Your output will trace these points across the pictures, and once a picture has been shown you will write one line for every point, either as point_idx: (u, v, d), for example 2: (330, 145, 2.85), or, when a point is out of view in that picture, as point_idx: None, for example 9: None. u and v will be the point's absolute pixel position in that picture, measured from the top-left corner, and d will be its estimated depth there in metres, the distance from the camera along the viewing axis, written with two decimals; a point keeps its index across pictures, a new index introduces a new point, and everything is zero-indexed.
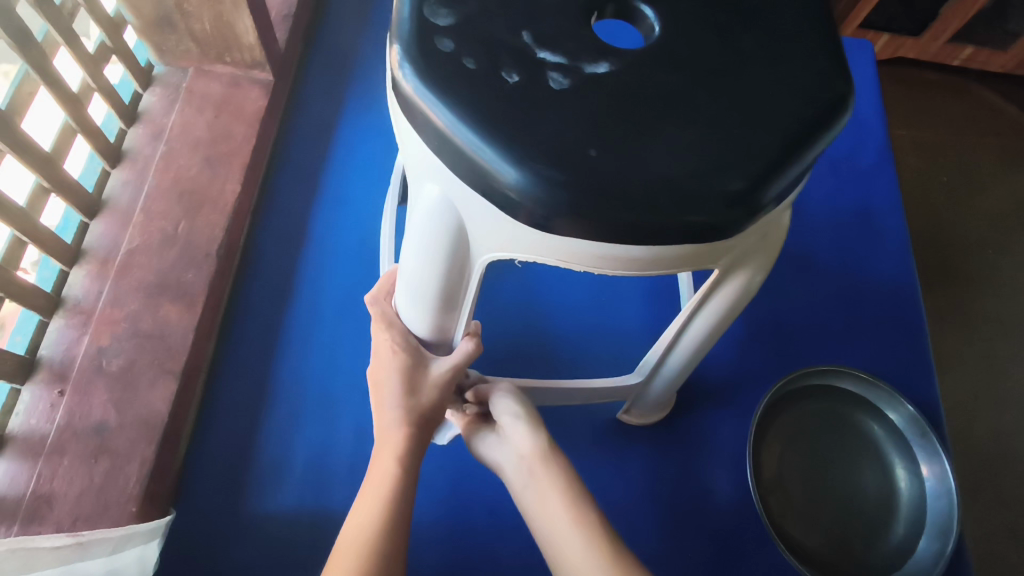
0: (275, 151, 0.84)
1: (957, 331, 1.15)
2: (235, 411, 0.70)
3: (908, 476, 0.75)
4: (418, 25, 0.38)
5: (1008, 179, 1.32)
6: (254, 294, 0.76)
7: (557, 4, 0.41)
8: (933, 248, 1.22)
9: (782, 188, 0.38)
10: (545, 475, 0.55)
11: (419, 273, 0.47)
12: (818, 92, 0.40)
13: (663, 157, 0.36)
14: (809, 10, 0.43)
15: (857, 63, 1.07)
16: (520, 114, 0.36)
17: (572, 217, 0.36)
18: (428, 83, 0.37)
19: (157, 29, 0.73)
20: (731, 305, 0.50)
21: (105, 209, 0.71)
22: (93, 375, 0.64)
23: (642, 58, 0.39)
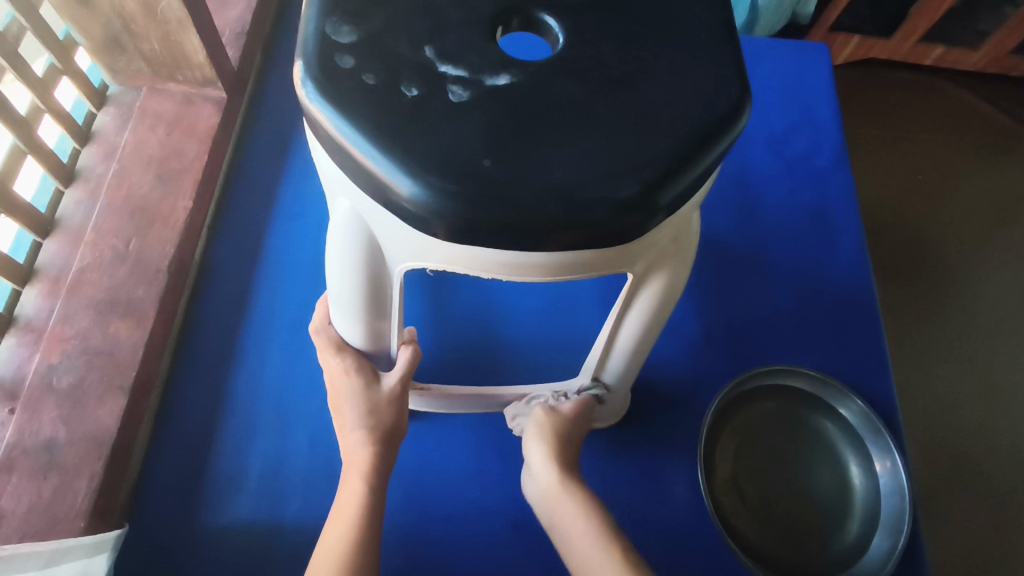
0: (230, 167, 0.85)
1: (925, 325, 1.16)
2: (189, 425, 0.71)
3: (862, 473, 0.75)
4: (321, 43, 0.40)
5: (975, 175, 1.34)
6: (208, 308, 0.77)
7: (462, 18, 0.42)
8: (900, 246, 1.24)
9: (679, 191, 0.39)
10: (566, 508, 0.57)
11: (341, 283, 0.48)
12: (715, 98, 0.41)
13: (556, 166, 0.37)
14: (713, 19, 0.45)
15: (811, 65, 1.08)
16: (417, 128, 0.37)
17: (467, 225, 0.37)
18: (329, 99, 0.38)
19: (108, 51, 0.75)
20: (655, 308, 0.51)
21: (58, 228, 0.72)
22: (43, 392, 0.64)
23: (542, 69, 0.40)
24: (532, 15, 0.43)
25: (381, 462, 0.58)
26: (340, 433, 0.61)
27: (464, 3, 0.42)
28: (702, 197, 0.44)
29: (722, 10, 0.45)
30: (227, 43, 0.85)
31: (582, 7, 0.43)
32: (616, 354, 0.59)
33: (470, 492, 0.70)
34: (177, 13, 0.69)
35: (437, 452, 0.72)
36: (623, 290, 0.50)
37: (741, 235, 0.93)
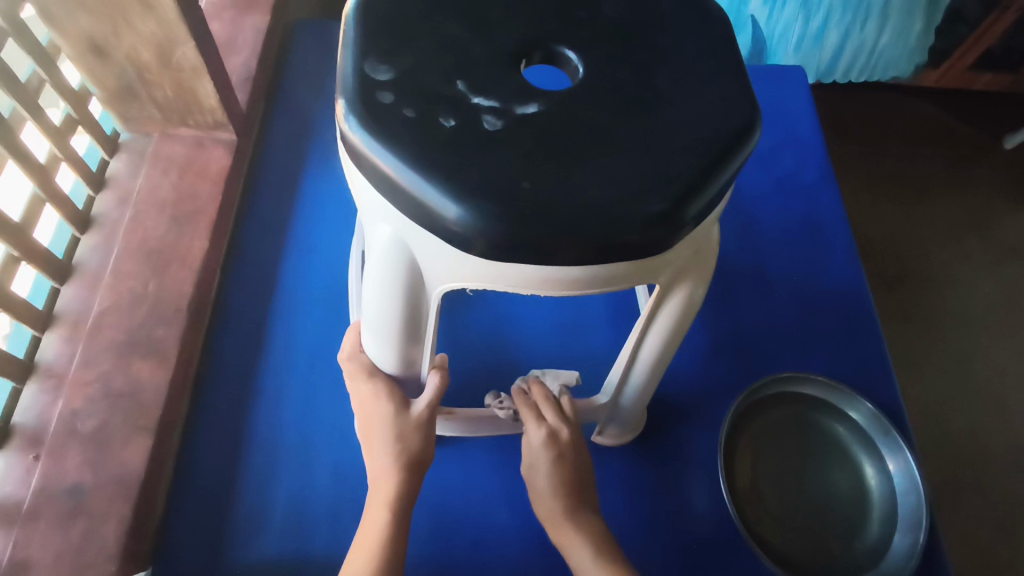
0: (241, 208, 0.87)
1: (917, 331, 1.29)
2: (211, 463, 0.71)
3: (877, 473, 0.77)
4: (361, 81, 0.42)
5: (951, 186, 1.47)
6: (225, 345, 0.78)
7: (489, 53, 0.45)
8: (885, 257, 1.36)
9: (704, 205, 0.41)
10: (567, 532, 0.60)
11: (378, 307, 0.49)
12: (729, 118, 0.44)
13: (589, 185, 0.39)
14: (718, 45, 0.48)
15: (791, 87, 1.14)
16: (456, 155, 0.39)
17: (510, 243, 0.38)
18: (373, 132, 0.40)
19: (121, 99, 0.76)
20: (678, 319, 0.53)
21: (75, 273, 0.73)
22: (67, 437, 0.64)
23: (567, 98, 0.43)
24: (553, 49, 0.46)
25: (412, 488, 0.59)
26: (368, 458, 0.61)
27: (489, 41, 0.45)
28: (719, 211, 0.47)
29: (726, 38, 0.49)
30: (235, 87, 0.88)
31: (597, 40, 0.46)
32: (639, 369, 0.61)
33: (498, 515, 0.71)
34: (191, 62, 0.72)
35: (462, 477, 0.73)
36: (647, 301, 0.53)
37: (738, 250, 0.97)
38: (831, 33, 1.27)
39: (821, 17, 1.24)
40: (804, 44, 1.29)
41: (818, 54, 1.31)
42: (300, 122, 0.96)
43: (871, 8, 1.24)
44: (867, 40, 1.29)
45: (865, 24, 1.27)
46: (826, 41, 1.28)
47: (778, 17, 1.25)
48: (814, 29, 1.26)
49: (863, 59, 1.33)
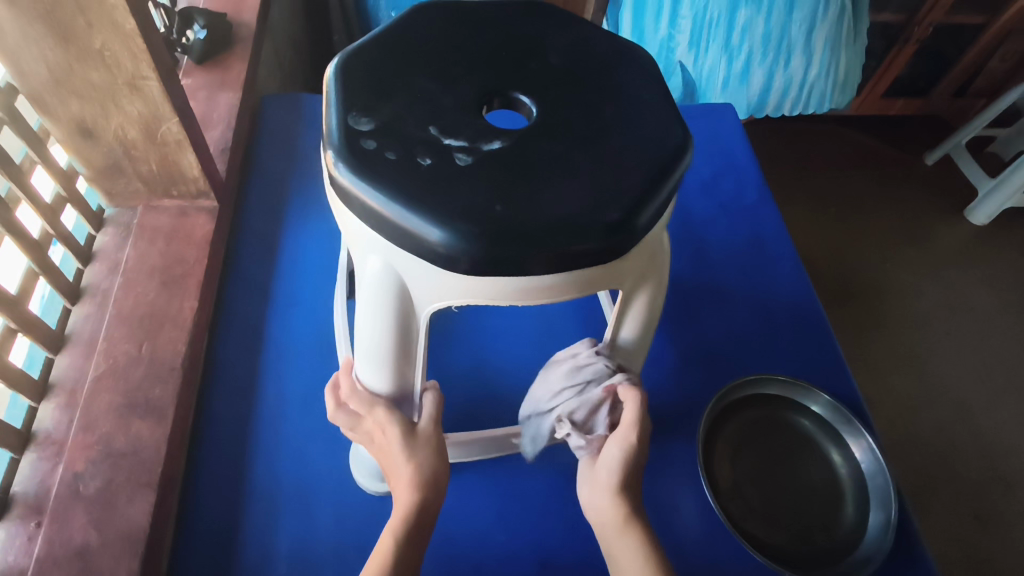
0: (225, 272, 0.92)
1: (877, 336, 1.51)
2: (211, 516, 0.73)
3: (844, 459, 0.83)
4: (346, 132, 0.48)
5: (881, 199, 1.82)
6: (218, 402, 0.81)
7: (455, 102, 0.52)
8: (840, 269, 1.63)
9: (652, 212, 0.48)
10: (623, 543, 0.57)
11: (373, 332, 0.53)
12: (665, 140, 0.51)
13: (553, 203, 0.46)
14: (650, 82, 0.56)
15: (723, 125, 1.28)
16: (436, 187, 0.46)
17: (489, 258, 0.44)
18: (362, 173, 0.46)
19: (107, 176, 0.81)
20: (643, 322, 0.59)
21: (69, 342, 0.75)
22: (71, 500, 0.65)
23: (526, 134, 0.50)
24: (509, 95, 0.53)
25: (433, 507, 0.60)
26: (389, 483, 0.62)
27: (454, 92, 0.52)
28: (665, 220, 0.54)
29: (656, 77, 0.57)
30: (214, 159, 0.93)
31: (545, 85, 0.54)
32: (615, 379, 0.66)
33: (496, 539, 0.73)
34: (176, 135, 0.77)
35: (458, 505, 0.76)
36: (613, 307, 0.59)
37: (694, 270, 1.05)
38: (756, 71, 1.43)
39: (743, 59, 1.42)
40: (730, 83, 1.46)
41: (746, 92, 1.47)
42: (274, 188, 1.02)
43: (792, 46, 1.40)
44: (794, 75, 1.44)
45: (789, 61, 1.42)
46: (753, 78, 1.44)
47: (702, 62, 1.44)
48: (740, 69, 1.43)
49: (795, 91, 1.47)
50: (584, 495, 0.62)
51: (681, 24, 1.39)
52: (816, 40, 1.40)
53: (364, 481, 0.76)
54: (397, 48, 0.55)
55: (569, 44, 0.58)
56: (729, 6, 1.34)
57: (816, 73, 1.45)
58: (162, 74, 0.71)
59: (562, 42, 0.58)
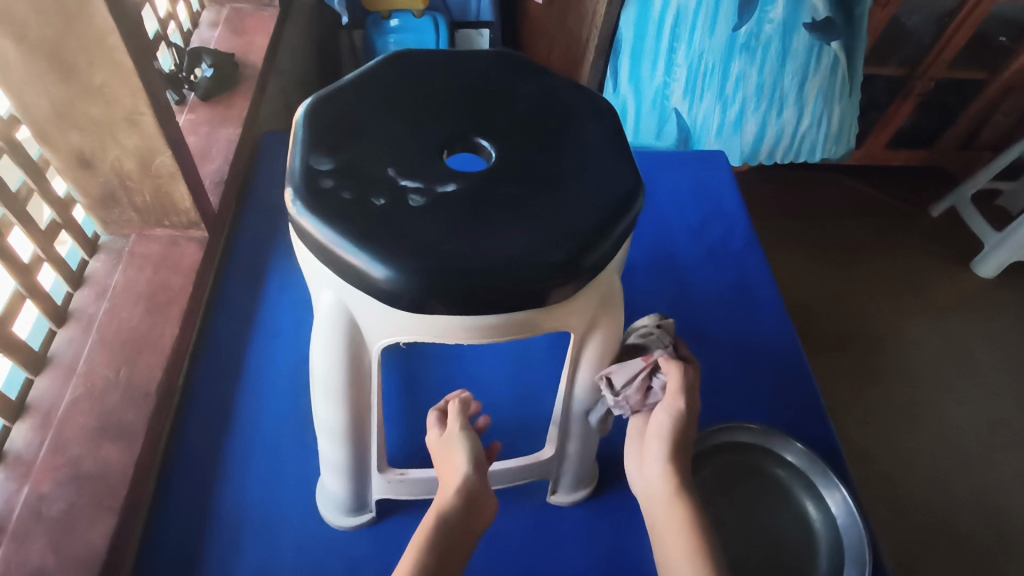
0: (211, 301, 0.94)
1: (879, 388, 1.48)
2: (172, 545, 0.73)
3: (820, 511, 0.81)
4: (307, 171, 0.50)
5: (886, 249, 1.83)
6: (192, 429, 0.82)
7: (417, 145, 0.54)
8: (841, 320, 1.62)
9: (598, 256, 0.49)
10: (670, 517, 0.55)
11: (326, 364, 0.55)
12: (619, 186, 0.52)
13: (498, 245, 0.47)
14: (610, 131, 0.58)
15: (714, 172, 1.29)
16: (386, 226, 0.47)
17: (431, 296, 0.45)
18: (318, 211, 0.48)
19: (103, 205, 0.85)
20: (598, 360, 0.60)
21: (50, 364, 0.77)
22: (33, 521, 0.66)
23: (480, 178, 0.52)
24: (470, 139, 0.55)
25: (486, 510, 0.57)
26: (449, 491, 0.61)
27: (417, 136, 0.54)
28: (617, 265, 0.55)
29: (617, 126, 0.59)
30: (208, 191, 0.96)
31: (507, 131, 0.56)
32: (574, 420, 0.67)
33: None
34: (169, 167, 0.80)
35: None
36: (569, 346, 0.59)
37: (676, 316, 1.06)
38: (749, 120, 1.48)
39: (737, 107, 1.46)
40: (724, 131, 1.51)
41: (740, 141, 1.52)
42: (268, 221, 1.05)
43: (784, 97, 1.45)
44: (786, 125, 1.49)
45: (782, 112, 1.47)
46: (747, 126, 1.49)
47: (697, 110, 1.48)
48: (734, 117, 1.48)
49: (787, 141, 1.52)
50: (631, 474, 0.61)
51: (677, 71, 1.44)
52: (808, 93, 1.45)
53: (327, 514, 0.76)
54: (368, 92, 0.58)
55: (536, 92, 0.60)
56: (723, 57, 1.39)
57: (807, 124, 1.50)
58: (157, 110, 0.75)
59: (530, 90, 0.60)
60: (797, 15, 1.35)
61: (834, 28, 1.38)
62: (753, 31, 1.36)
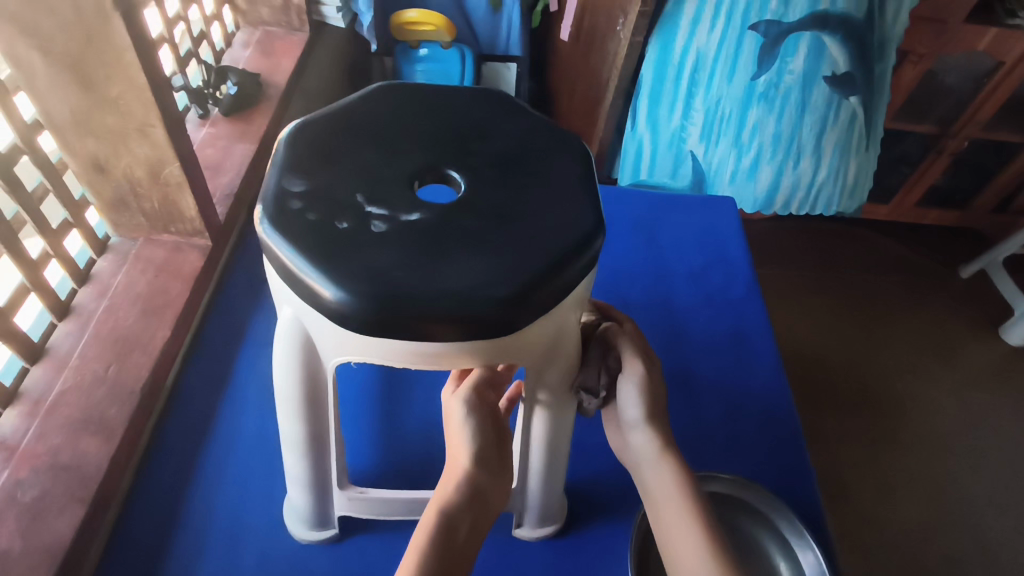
0: (208, 308, 0.97)
1: (888, 451, 1.45)
2: (138, 542, 0.75)
3: (790, 570, 0.79)
4: (278, 191, 0.53)
5: (910, 309, 1.79)
6: (174, 430, 0.84)
7: (389, 174, 0.56)
8: (856, 379, 1.59)
9: (548, 294, 0.50)
10: (661, 474, 0.64)
11: (284, 376, 0.57)
12: (578, 227, 0.53)
13: (448, 276, 0.49)
14: (581, 173, 0.59)
15: (722, 217, 1.30)
16: (342, 249, 0.49)
17: (377, 319, 0.47)
18: (281, 230, 0.50)
19: (115, 209, 0.89)
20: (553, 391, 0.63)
21: (46, 355, 0.81)
22: (6, 505, 0.69)
23: (443, 210, 0.53)
24: (442, 171, 0.57)
25: (487, 508, 0.60)
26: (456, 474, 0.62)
27: (391, 165, 0.57)
28: (574, 304, 0.56)
29: (588, 169, 0.60)
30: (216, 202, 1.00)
31: (478, 166, 0.58)
32: (534, 449, 0.69)
33: None
34: (177, 177, 0.84)
35: (383, 564, 0.76)
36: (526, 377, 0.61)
37: (666, 360, 1.06)
38: (765, 168, 1.47)
39: (752, 154, 1.45)
40: (738, 177, 1.49)
41: (753, 189, 1.50)
42: None
43: (801, 149, 1.44)
44: (802, 176, 1.47)
45: (798, 162, 1.46)
46: (761, 176, 1.48)
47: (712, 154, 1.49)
48: (749, 166, 1.47)
49: (802, 192, 1.50)
50: (616, 442, 0.72)
51: (693, 116, 1.46)
52: (825, 145, 1.44)
53: (293, 526, 0.77)
54: (353, 120, 0.60)
55: (516, 131, 0.62)
56: (741, 105, 1.40)
57: (824, 176, 1.48)
58: (168, 123, 0.79)
59: (510, 128, 0.62)
60: (816, 66, 1.35)
61: (853, 83, 1.38)
62: (772, 81, 1.37)
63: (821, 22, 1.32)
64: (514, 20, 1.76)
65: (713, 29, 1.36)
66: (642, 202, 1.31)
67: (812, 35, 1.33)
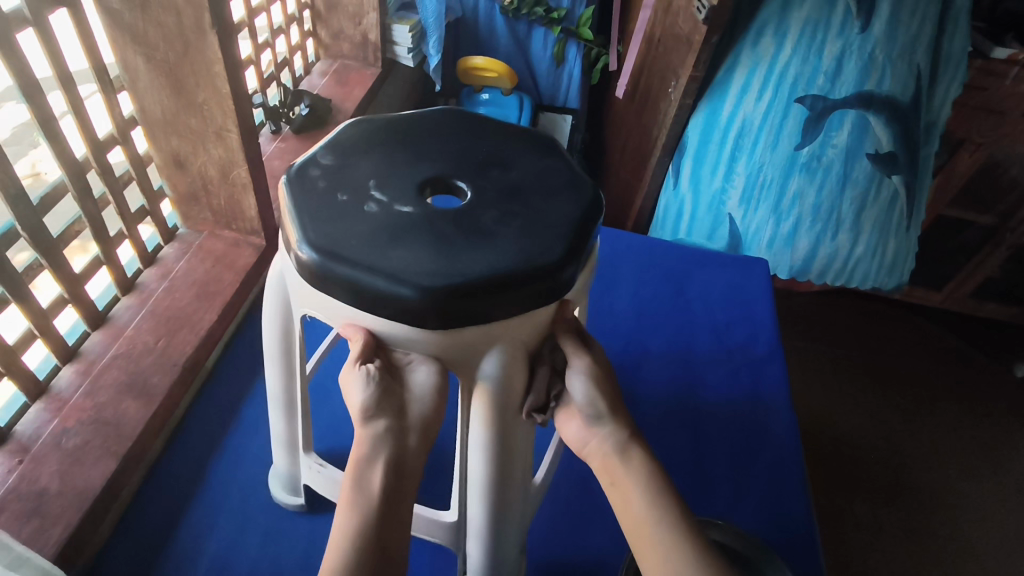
0: (255, 300, 1.06)
1: (910, 545, 1.39)
2: (159, 505, 0.80)
3: None
4: (310, 159, 0.66)
5: (954, 401, 1.73)
6: (205, 407, 0.91)
7: (405, 173, 0.66)
8: (887, 465, 1.54)
9: (475, 296, 0.56)
10: (631, 467, 0.67)
11: (269, 325, 0.70)
12: (539, 256, 0.59)
13: (396, 256, 0.57)
14: (573, 216, 0.63)
15: (755, 277, 1.31)
16: (328, 214, 0.61)
17: (325, 273, 0.58)
18: (293, 186, 0.63)
19: (186, 202, 0.99)
20: (488, 416, 0.64)
21: (106, 323, 0.90)
22: (50, 450, 0.76)
23: (430, 210, 0.62)
24: (449, 181, 0.66)
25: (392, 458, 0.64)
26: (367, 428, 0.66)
27: (409, 169, 0.66)
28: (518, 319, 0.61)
29: (586, 215, 0.64)
30: (275, 206, 1.09)
31: (486, 185, 0.66)
32: (473, 500, 0.71)
33: None
34: (243, 180, 0.94)
35: None
36: (462, 395, 0.66)
37: (678, 409, 1.08)
38: (802, 237, 1.49)
39: (791, 222, 1.48)
40: (775, 243, 1.53)
41: (790, 255, 1.53)
42: None
43: (840, 221, 1.46)
44: (839, 248, 1.50)
45: (836, 236, 1.48)
46: (799, 243, 1.51)
47: (751, 219, 1.52)
48: (787, 232, 1.50)
49: (839, 264, 1.53)
50: (574, 433, 0.70)
51: (735, 179, 1.50)
52: (864, 221, 1.46)
53: (275, 492, 0.82)
54: (402, 128, 0.72)
55: (537, 170, 0.69)
56: (783, 173, 1.43)
57: (862, 251, 1.50)
58: (242, 130, 0.88)
59: (532, 167, 0.69)
60: (860, 143, 1.38)
61: (897, 162, 1.41)
62: (816, 152, 1.39)
63: (867, 102, 1.34)
64: (574, 73, 1.89)
65: (759, 99, 1.41)
66: (675, 253, 1.35)
67: (858, 113, 1.35)
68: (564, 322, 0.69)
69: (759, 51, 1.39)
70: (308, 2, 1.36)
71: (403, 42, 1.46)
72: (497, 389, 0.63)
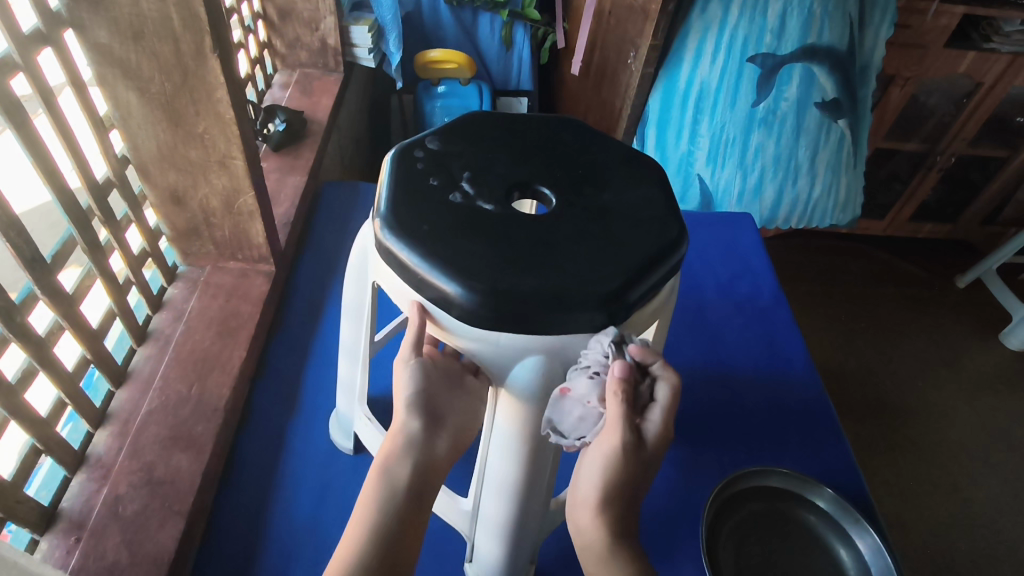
0: (274, 329, 1.02)
1: (907, 457, 1.50)
2: (227, 557, 0.77)
3: (852, 557, 0.82)
4: (418, 139, 0.71)
5: (917, 319, 1.86)
6: (248, 447, 0.87)
7: (500, 176, 0.67)
8: (872, 388, 1.65)
9: (523, 294, 0.56)
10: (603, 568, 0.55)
11: (355, 284, 0.76)
12: (603, 285, 0.58)
13: (453, 248, 0.59)
14: (648, 244, 0.62)
15: (743, 231, 1.37)
16: (411, 196, 0.64)
17: (388, 244, 0.61)
18: (396, 161, 0.67)
19: (185, 238, 0.94)
20: (510, 419, 0.63)
21: (129, 378, 0.84)
22: (109, 521, 0.71)
23: (510, 216, 0.63)
24: (535, 189, 0.67)
25: (421, 462, 0.60)
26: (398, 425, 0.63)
27: (500, 173, 0.68)
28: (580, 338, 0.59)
29: (663, 247, 0.62)
30: (277, 230, 1.05)
31: (572, 198, 0.66)
32: (494, 496, 0.70)
33: None
34: (249, 208, 0.89)
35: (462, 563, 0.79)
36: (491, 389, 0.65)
37: (703, 366, 1.11)
38: (768, 188, 1.55)
39: (757, 175, 1.53)
40: (744, 197, 1.56)
41: (759, 206, 1.58)
42: (319, 261, 1.14)
43: (799, 168, 1.52)
44: (800, 193, 1.56)
45: (796, 181, 1.54)
46: (765, 194, 1.56)
47: (719, 176, 1.55)
48: (753, 183, 1.54)
49: (801, 206, 1.59)
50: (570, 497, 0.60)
51: (700, 141, 1.53)
52: (819, 164, 1.53)
53: (336, 437, 0.89)
54: (510, 128, 0.75)
55: (633, 194, 0.68)
56: (744, 129, 1.48)
57: (820, 192, 1.57)
58: (247, 155, 0.84)
59: (626, 187, 0.69)
60: (808, 94, 1.44)
61: (841, 107, 1.48)
62: (772, 106, 1.45)
63: (811, 54, 1.40)
64: (524, 55, 1.88)
65: (714, 62, 1.45)
66: None
67: (804, 66, 1.41)
68: (614, 382, 0.56)
69: (708, 16, 1.42)
70: (260, 11, 1.30)
71: (362, 43, 1.41)
72: (523, 395, 0.61)
